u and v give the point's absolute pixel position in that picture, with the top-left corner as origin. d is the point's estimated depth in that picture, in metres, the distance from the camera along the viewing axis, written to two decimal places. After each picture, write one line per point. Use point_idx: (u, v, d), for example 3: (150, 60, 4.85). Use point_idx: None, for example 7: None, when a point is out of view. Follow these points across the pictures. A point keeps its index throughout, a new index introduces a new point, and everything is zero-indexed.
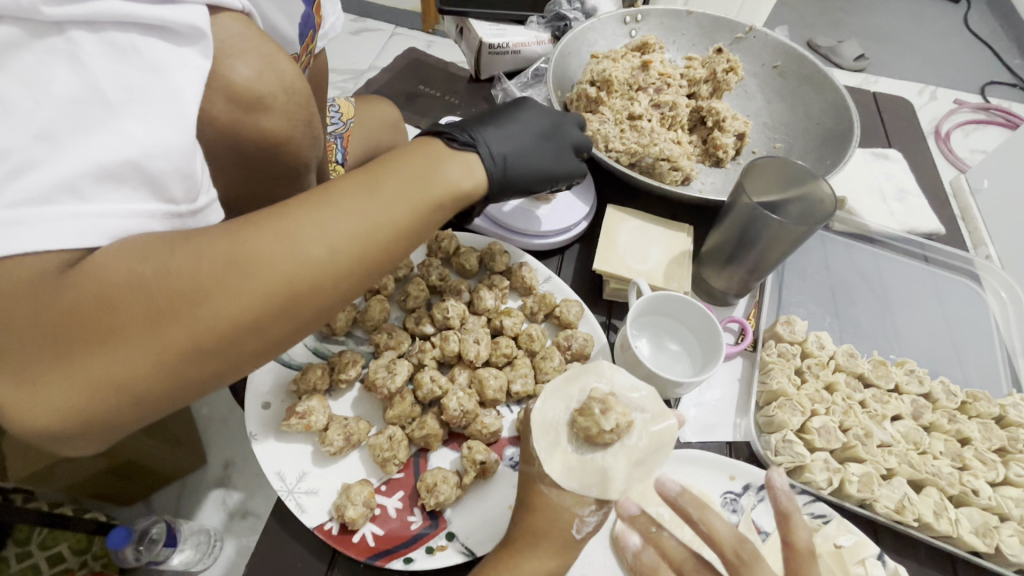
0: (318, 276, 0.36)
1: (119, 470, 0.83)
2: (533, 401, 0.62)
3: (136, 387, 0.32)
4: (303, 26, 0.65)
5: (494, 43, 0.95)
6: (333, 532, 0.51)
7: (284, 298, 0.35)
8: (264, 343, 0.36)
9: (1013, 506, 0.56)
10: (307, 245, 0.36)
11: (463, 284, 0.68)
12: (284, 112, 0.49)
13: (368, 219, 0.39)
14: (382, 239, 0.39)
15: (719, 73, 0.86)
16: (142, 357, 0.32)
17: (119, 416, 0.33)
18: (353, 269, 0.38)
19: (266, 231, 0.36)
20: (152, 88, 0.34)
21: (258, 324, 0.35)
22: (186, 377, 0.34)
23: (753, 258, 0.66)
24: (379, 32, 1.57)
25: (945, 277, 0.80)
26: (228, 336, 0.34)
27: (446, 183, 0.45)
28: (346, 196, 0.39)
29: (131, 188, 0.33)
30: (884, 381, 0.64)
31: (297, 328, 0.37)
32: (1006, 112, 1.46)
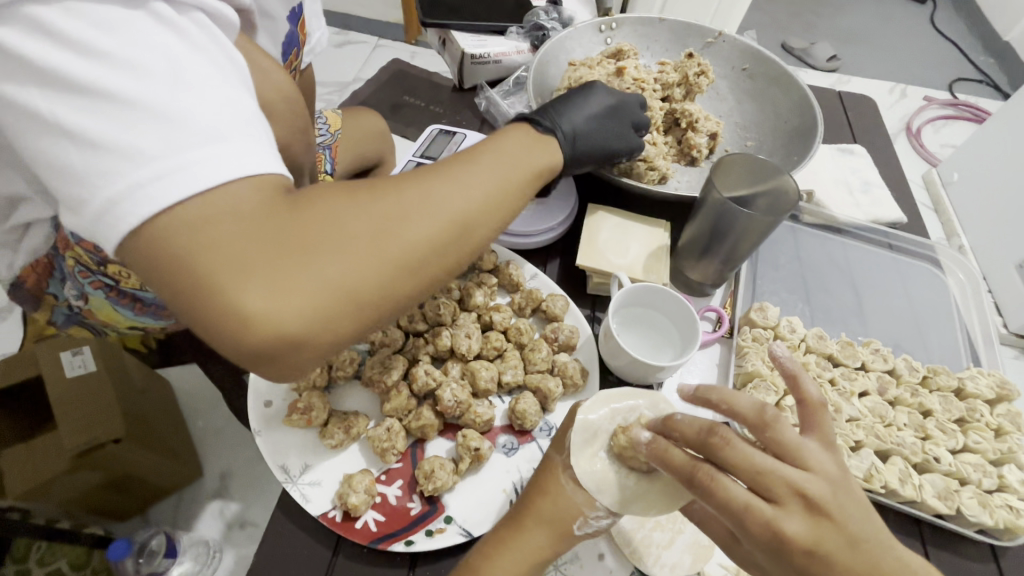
0: (482, 214, 0.41)
1: (116, 482, 0.84)
2: (522, 390, 0.65)
3: (351, 300, 0.36)
4: (286, 45, 0.68)
5: (476, 54, 0.99)
6: (337, 520, 0.54)
7: (465, 225, 0.40)
8: (445, 268, 0.40)
9: (971, 471, 0.60)
10: (470, 187, 0.41)
11: (453, 283, 0.71)
12: (284, 120, 0.53)
13: (507, 172, 0.44)
14: (522, 189, 0.46)
15: (691, 76, 0.90)
16: (358, 272, 0.36)
17: (335, 330, 0.36)
18: (507, 206, 0.44)
19: (437, 176, 0.41)
20: (234, 62, 0.37)
21: (445, 249, 0.39)
22: (389, 295, 0.37)
23: (726, 249, 0.70)
24: (363, 44, 1.60)
25: (909, 263, 0.85)
26: (424, 257, 0.38)
27: (551, 152, 0.51)
28: (487, 155, 0.45)
29: (264, 135, 0.36)
30: (851, 360, 0.69)
31: (468, 258, 0.42)
32: (974, 107, 1.52)
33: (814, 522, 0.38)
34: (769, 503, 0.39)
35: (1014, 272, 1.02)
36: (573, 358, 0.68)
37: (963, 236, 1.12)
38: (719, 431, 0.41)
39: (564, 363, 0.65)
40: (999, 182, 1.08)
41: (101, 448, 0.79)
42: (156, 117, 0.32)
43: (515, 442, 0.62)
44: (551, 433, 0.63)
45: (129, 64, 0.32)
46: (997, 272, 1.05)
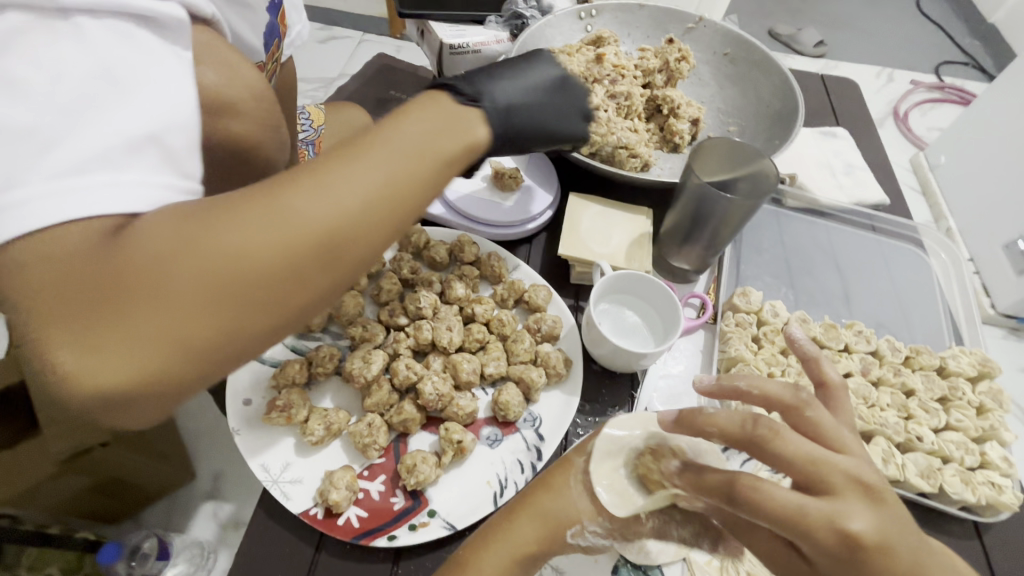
0: (357, 226, 0.35)
1: (104, 486, 0.81)
2: (506, 382, 0.65)
3: (184, 352, 0.31)
4: (268, 35, 0.65)
5: (454, 43, 0.97)
6: (318, 517, 0.53)
7: (331, 243, 0.34)
8: (314, 296, 0.35)
9: (954, 449, 0.61)
10: (341, 194, 0.35)
11: (434, 276, 0.70)
12: (254, 118, 0.52)
13: (394, 165, 0.37)
14: (419, 185, 0.38)
15: (672, 62, 0.90)
16: (192, 318, 0.31)
17: (175, 386, 0.32)
18: (393, 210, 0.37)
19: (302, 183, 0.35)
20: (159, 69, 0.35)
21: (308, 275, 0.34)
22: (241, 338, 0.33)
23: (708, 233, 0.70)
24: (347, 39, 1.58)
25: (892, 244, 0.85)
26: (277, 289, 0.33)
27: (468, 125, 0.43)
28: (374, 145, 0.38)
29: (153, 162, 0.33)
30: (834, 342, 0.69)
31: (348, 278, 0.36)
32: (959, 89, 1.52)
33: (879, 515, 0.35)
34: (817, 496, 0.35)
35: (999, 251, 1.02)
36: (556, 348, 0.67)
37: (951, 218, 1.12)
38: (762, 422, 0.37)
39: (547, 353, 0.65)
40: (986, 163, 1.08)
41: (89, 453, 0.81)
42: (26, 142, 0.30)
43: (499, 434, 0.61)
44: (536, 423, 0.62)
45: (13, 83, 0.31)
46: (984, 252, 1.05)
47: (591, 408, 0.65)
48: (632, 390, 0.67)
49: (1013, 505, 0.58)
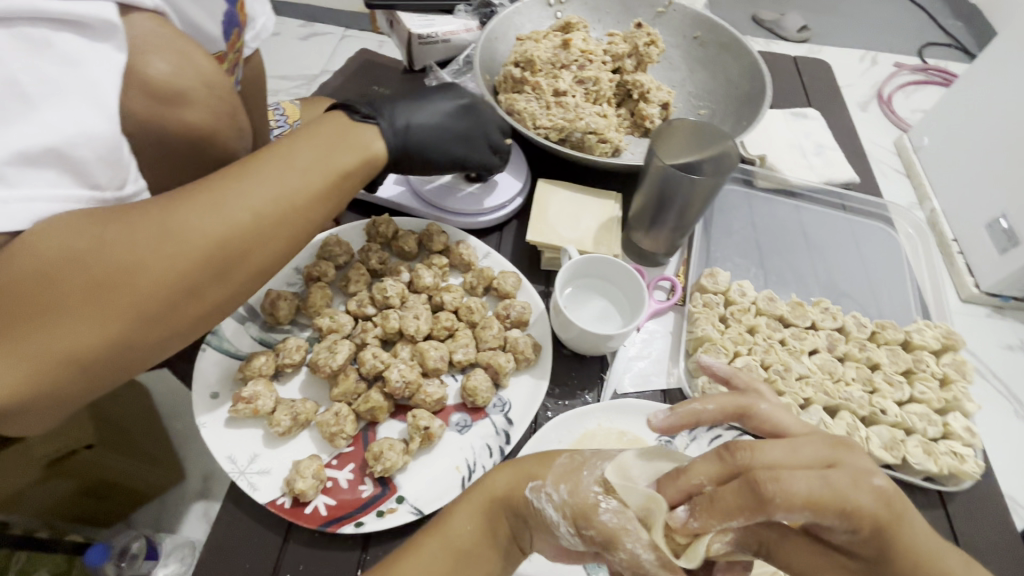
0: (240, 246, 0.44)
1: (93, 489, 0.86)
2: (475, 368, 0.65)
3: (84, 356, 0.38)
4: (228, 23, 0.64)
5: (423, 34, 0.97)
6: (285, 506, 0.54)
7: (217, 262, 0.43)
8: (202, 306, 0.43)
9: (917, 421, 0.62)
10: (236, 216, 0.44)
11: (402, 266, 0.70)
12: (206, 105, 0.52)
13: (283, 190, 0.47)
14: (298, 212, 0.48)
15: (641, 47, 0.89)
16: (90, 328, 0.38)
17: (73, 383, 0.39)
18: (274, 231, 0.46)
19: (191, 208, 0.42)
20: (66, 79, 0.38)
21: (198, 289, 0.42)
22: (135, 343, 0.40)
23: (673, 215, 0.70)
24: (329, 35, 1.57)
25: (862, 223, 0.86)
26: (169, 302, 0.41)
27: (353, 150, 0.53)
28: (257, 175, 0.46)
29: (54, 172, 0.38)
30: (801, 320, 0.70)
31: (233, 290, 0.45)
32: (942, 72, 1.49)
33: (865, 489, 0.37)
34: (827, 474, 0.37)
35: (981, 231, 1.03)
36: (526, 333, 0.67)
37: (935, 200, 1.13)
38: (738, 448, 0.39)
39: (515, 339, 0.65)
40: (965, 143, 1.08)
41: (74, 455, 0.86)
42: None
43: (469, 420, 0.62)
44: (505, 409, 0.62)
45: None
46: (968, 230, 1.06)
47: (560, 391, 0.66)
48: (602, 372, 0.67)
49: (975, 473, 0.58)
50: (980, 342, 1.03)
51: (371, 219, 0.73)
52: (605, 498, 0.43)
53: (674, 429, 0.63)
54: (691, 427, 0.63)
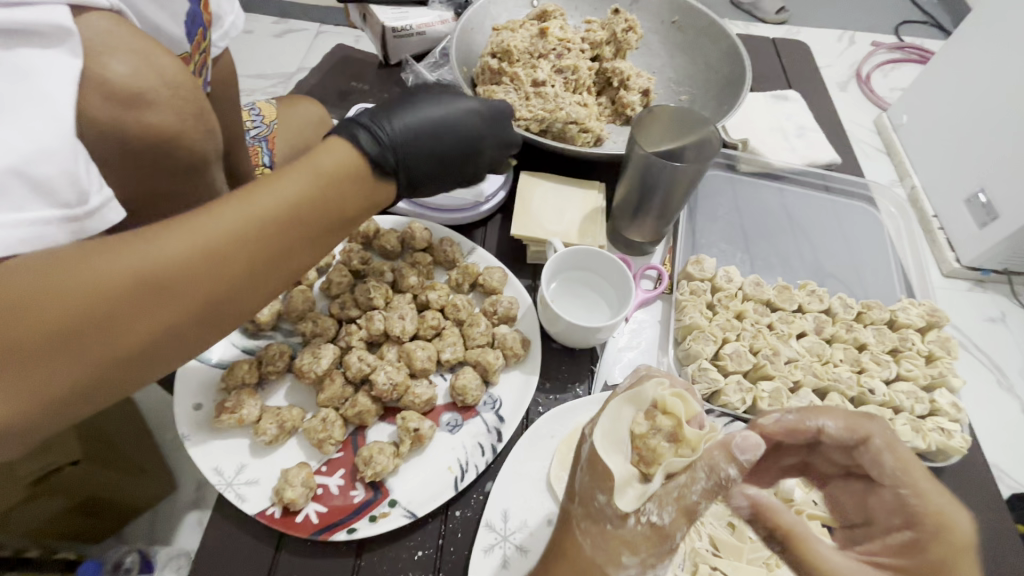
0: (235, 290, 0.40)
1: (82, 506, 0.82)
2: (464, 366, 0.64)
3: (52, 405, 0.34)
4: (191, 24, 0.62)
5: (397, 27, 0.95)
6: (276, 516, 0.53)
7: (207, 308, 0.39)
8: (184, 350, 0.39)
9: (904, 398, 0.62)
10: (222, 258, 0.39)
11: (385, 265, 0.69)
12: (171, 107, 0.49)
13: (287, 229, 0.42)
14: (299, 253, 0.43)
15: (619, 33, 0.88)
16: (61, 381, 0.34)
17: (33, 430, 0.35)
18: (271, 274, 0.42)
19: (186, 247, 0.37)
20: (20, 91, 0.36)
21: (183, 334, 0.38)
22: (106, 390, 0.36)
23: (657, 203, 0.69)
24: (304, 32, 1.53)
25: (845, 203, 0.87)
26: (150, 350, 0.37)
27: (359, 182, 0.48)
28: (261, 211, 0.41)
29: (15, 195, 0.33)
30: (788, 304, 0.70)
31: (219, 331, 0.41)
32: (919, 49, 1.49)
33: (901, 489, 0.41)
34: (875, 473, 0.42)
35: (962, 206, 1.03)
36: (514, 329, 0.67)
37: (915, 176, 1.14)
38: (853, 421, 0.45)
39: (504, 335, 0.64)
40: (944, 119, 1.09)
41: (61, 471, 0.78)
42: None
43: (460, 419, 0.61)
44: (496, 406, 0.62)
45: None
46: (949, 206, 1.06)
47: (551, 385, 0.65)
48: (593, 364, 0.67)
49: (962, 448, 0.59)
50: (964, 316, 1.04)
51: None
52: (637, 513, 0.42)
53: None
54: None
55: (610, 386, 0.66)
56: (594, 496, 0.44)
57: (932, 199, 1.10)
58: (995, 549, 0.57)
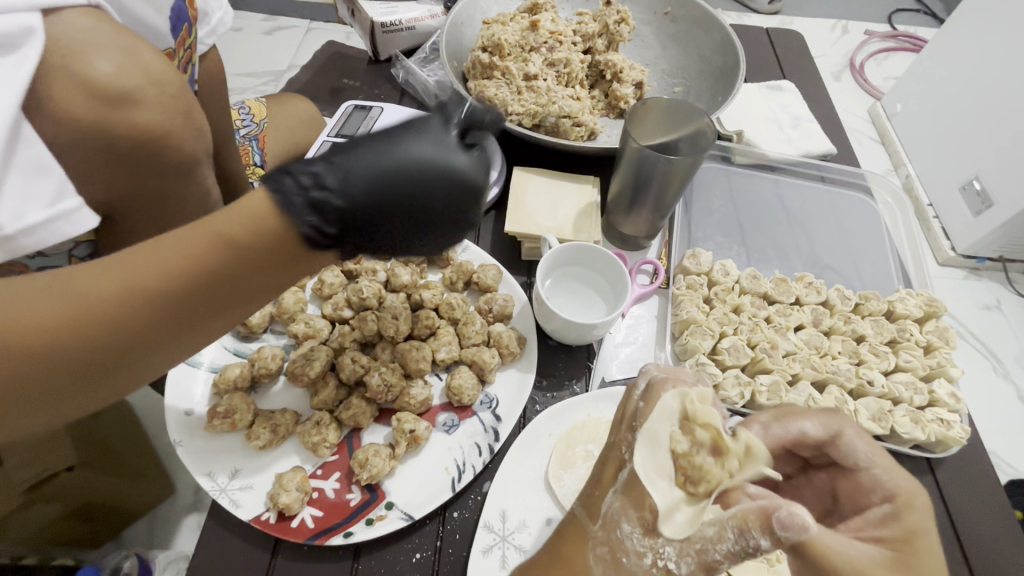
0: (111, 362, 0.34)
1: (80, 511, 0.81)
2: (459, 365, 0.63)
3: None
4: (176, 19, 0.61)
5: (386, 22, 0.93)
6: (270, 522, 0.52)
7: (79, 379, 0.34)
8: (65, 409, 0.36)
9: (903, 390, 0.62)
10: (76, 333, 0.33)
11: (378, 264, 0.68)
12: (158, 105, 0.48)
13: (174, 303, 0.34)
14: (193, 325, 0.36)
15: (611, 25, 0.87)
16: None
17: None
18: (156, 347, 0.35)
19: (47, 319, 0.32)
20: None
21: (56, 400, 0.34)
22: None
23: (652, 196, 0.68)
24: (293, 29, 1.51)
25: (841, 194, 0.86)
26: (18, 414, 0.34)
27: (278, 258, 0.36)
28: (142, 281, 0.33)
29: None
30: (785, 296, 0.69)
31: (109, 393, 0.37)
32: (912, 37, 1.48)
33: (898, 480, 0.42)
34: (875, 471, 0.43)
35: (957, 194, 1.03)
36: (510, 327, 0.66)
37: (910, 165, 1.14)
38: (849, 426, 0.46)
39: (499, 333, 0.63)
40: (938, 108, 1.08)
41: (54, 478, 0.79)
42: None
43: (456, 419, 0.60)
44: (493, 405, 0.61)
45: None
46: (945, 195, 1.06)
47: (548, 382, 0.65)
48: (590, 360, 0.66)
49: (961, 439, 0.59)
50: (960, 305, 1.04)
51: None
52: (654, 553, 0.39)
53: None
54: None
55: (608, 382, 0.65)
56: (618, 525, 0.40)
57: (928, 188, 1.09)
58: (995, 538, 0.57)
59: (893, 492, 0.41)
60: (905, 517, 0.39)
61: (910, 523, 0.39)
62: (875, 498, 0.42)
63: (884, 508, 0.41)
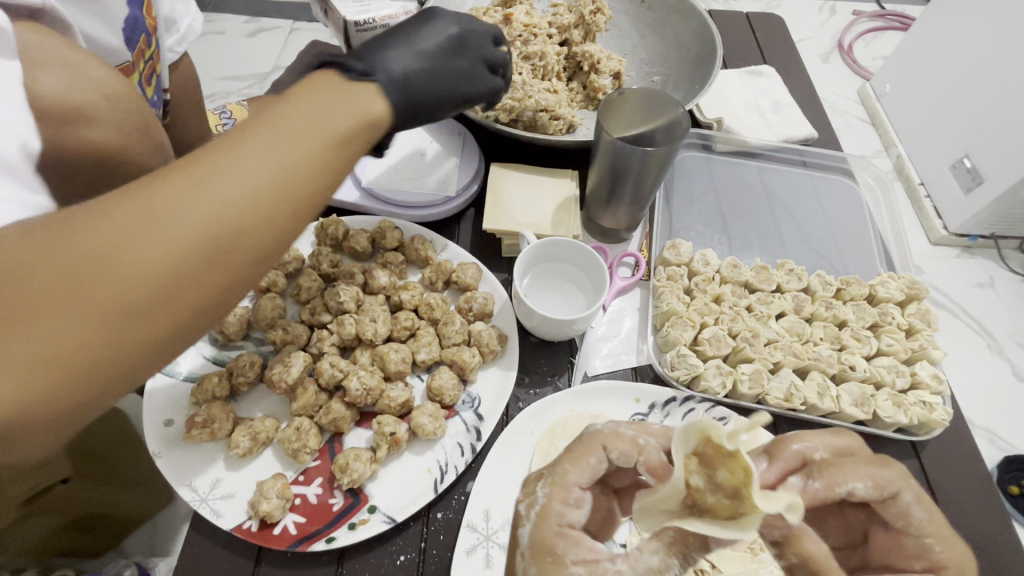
0: (250, 215, 0.33)
1: (78, 522, 0.81)
2: (440, 366, 0.63)
3: (71, 362, 0.29)
4: (132, 31, 0.60)
5: (359, 20, 0.90)
6: (252, 530, 0.52)
7: (213, 241, 0.32)
8: (206, 297, 0.33)
9: (885, 373, 0.62)
10: (162, 233, 0.31)
11: (355, 267, 0.68)
12: (111, 121, 0.49)
13: (283, 161, 0.35)
14: (299, 183, 0.35)
15: (587, 16, 0.85)
16: (70, 329, 0.29)
17: (67, 401, 0.29)
18: (283, 205, 0.35)
19: (165, 183, 0.32)
20: None
21: (189, 278, 0.32)
22: (129, 353, 0.31)
23: (630, 187, 0.68)
24: (278, 30, 1.49)
25: (823, 177, 0.86)
26: (159, 295, 0.31)
27: (329, 134, 0.38)
28: (249, 134, 0.35)
29: None
30: (767, 284, 0.69)
31: (244, 278, 0.34)
32: (901, 16, 1.46)
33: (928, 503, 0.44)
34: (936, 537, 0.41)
35: (947, 172, 1.02)
36: (490, 325, 0.66)
37: (901, 145, 1.13)
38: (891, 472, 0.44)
39: (479, 331, 0.63)
40: (927, 87, 1.07)
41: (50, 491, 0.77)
42: None
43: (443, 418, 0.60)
44: (474, 404, 0.61)
45: None
46: (934, 174, 1.05)
47: (530, 379, 0.64)
48: (571, 356, 0.66)
49: (944, 421, 0.59)
50: (951, 283, 1.04)
51: (319, 221, 0.70)
52: None
53: (646, 406, 0.61)
54: (664, 403, 0.61)
55: (591, 377, 0.65)
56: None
57: (919, 167, 1.09)
58: (982, 520, 0.57)
59: (941, 564, 0.40)
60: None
61: None
62: (917, 565, 0.42)
63: None
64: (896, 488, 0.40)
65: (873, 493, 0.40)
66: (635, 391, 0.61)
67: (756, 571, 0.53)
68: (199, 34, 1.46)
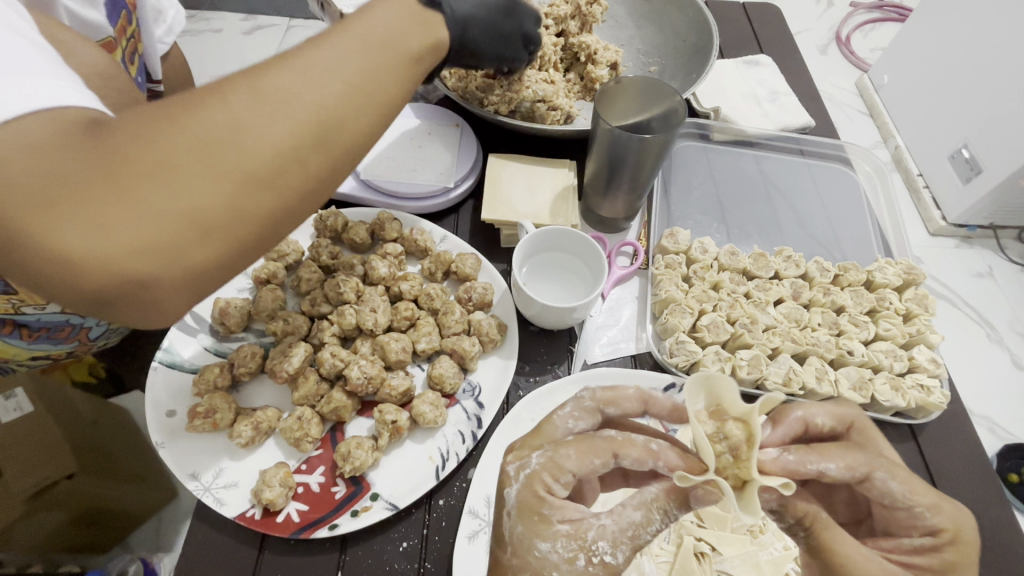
0: (344, 109, 0.39)
1: (85, 516, 0.82)
2: (440, 355, 0.64)
3: (204, 216, 0.35)
4: (112, 6, 0.60)
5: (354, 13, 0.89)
6: (256, 518, 0.52)
7: (315, 128, 0.38)
8: (305, 180, 0.39)
9: (884, 358, 0.63)
10: (268, 120, 0.37)
11: (354, 258, 0.68)
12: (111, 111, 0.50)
13: (364, 67, 0.41)
14: (381, 88, 0.41)
15: (583, 6, 0.85)
16: (201, 188, 0.34)
17: (198, 251, 0.35)
18: (368, 106, 0.40)
19: (274, 76, 0.38)
20: None
21: (296, 157, 0.37)
22: (246, 216, 0.36)
23: (627, 175, 0.68)
24: (273, 28, 1.49)
25: (820, 166, 0.86)
26: (273, 167, 0.37)
27: (401, 53, 0.43)
28: (338, 38, 0.41)
29: None
30: (765, 271, 0.70)
31: (333, 169, 0.40)
32: (899, 7, 1.46)
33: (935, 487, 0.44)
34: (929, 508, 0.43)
35: (945, 162, 1.03)
36: (490, 314, 0.66)
37: (899, 136, 1.13)
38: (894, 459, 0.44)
39: (479, 320, 0.63)
40: (924, 77, 1.07)
41: (54, 487, 0.78)
42: None
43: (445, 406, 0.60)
44: (475, 393, 0.61)
45: None
46: (934, 164, 1.05)
47: (530, 368, 0.65)
48: (571, 344, 0.66)
49: (942, 404, 0.59)
50: (951, 274, 1.04)
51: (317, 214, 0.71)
52: (585, 552, 0.40)
53: (646, 392, 0.61)
54: (663, 389, 0.61)
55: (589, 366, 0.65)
56: (533, 546, 0.41)
57: (918, 157, 1.09)
58: (982, 504, 0.57)
59: (938, 527, 0.43)
60: (948, 549, 0.42)
61: (952, 555, 0.41)
62: (915, 532, 0.44)
63: (926, 539, 0.43)
64: (865, 471, 0.43)
65: (845, 475, 0.43)
66: (636, 378, 0.62)
67: (757, 554, 0.54)
68: (196, 33, 1.46)
